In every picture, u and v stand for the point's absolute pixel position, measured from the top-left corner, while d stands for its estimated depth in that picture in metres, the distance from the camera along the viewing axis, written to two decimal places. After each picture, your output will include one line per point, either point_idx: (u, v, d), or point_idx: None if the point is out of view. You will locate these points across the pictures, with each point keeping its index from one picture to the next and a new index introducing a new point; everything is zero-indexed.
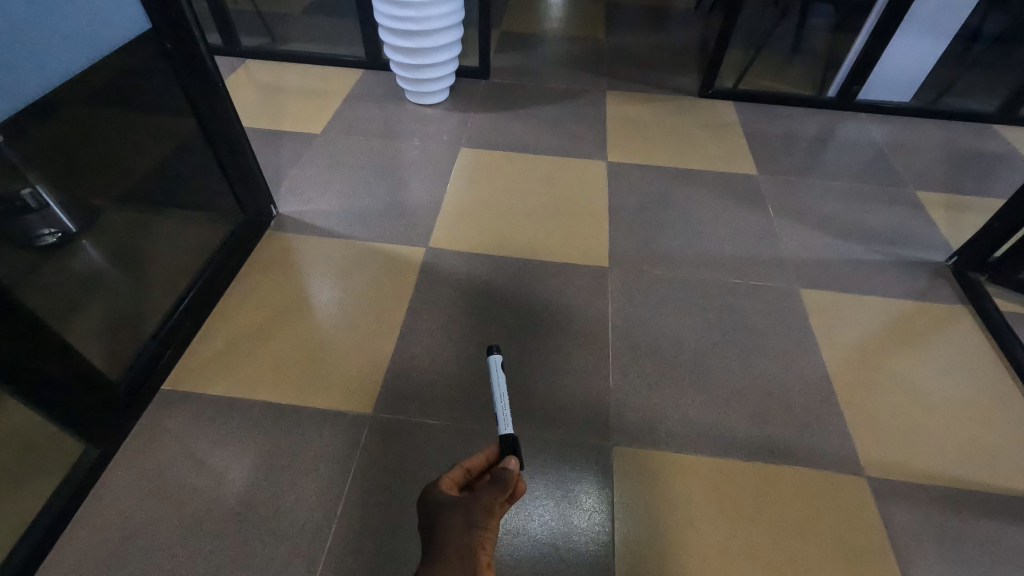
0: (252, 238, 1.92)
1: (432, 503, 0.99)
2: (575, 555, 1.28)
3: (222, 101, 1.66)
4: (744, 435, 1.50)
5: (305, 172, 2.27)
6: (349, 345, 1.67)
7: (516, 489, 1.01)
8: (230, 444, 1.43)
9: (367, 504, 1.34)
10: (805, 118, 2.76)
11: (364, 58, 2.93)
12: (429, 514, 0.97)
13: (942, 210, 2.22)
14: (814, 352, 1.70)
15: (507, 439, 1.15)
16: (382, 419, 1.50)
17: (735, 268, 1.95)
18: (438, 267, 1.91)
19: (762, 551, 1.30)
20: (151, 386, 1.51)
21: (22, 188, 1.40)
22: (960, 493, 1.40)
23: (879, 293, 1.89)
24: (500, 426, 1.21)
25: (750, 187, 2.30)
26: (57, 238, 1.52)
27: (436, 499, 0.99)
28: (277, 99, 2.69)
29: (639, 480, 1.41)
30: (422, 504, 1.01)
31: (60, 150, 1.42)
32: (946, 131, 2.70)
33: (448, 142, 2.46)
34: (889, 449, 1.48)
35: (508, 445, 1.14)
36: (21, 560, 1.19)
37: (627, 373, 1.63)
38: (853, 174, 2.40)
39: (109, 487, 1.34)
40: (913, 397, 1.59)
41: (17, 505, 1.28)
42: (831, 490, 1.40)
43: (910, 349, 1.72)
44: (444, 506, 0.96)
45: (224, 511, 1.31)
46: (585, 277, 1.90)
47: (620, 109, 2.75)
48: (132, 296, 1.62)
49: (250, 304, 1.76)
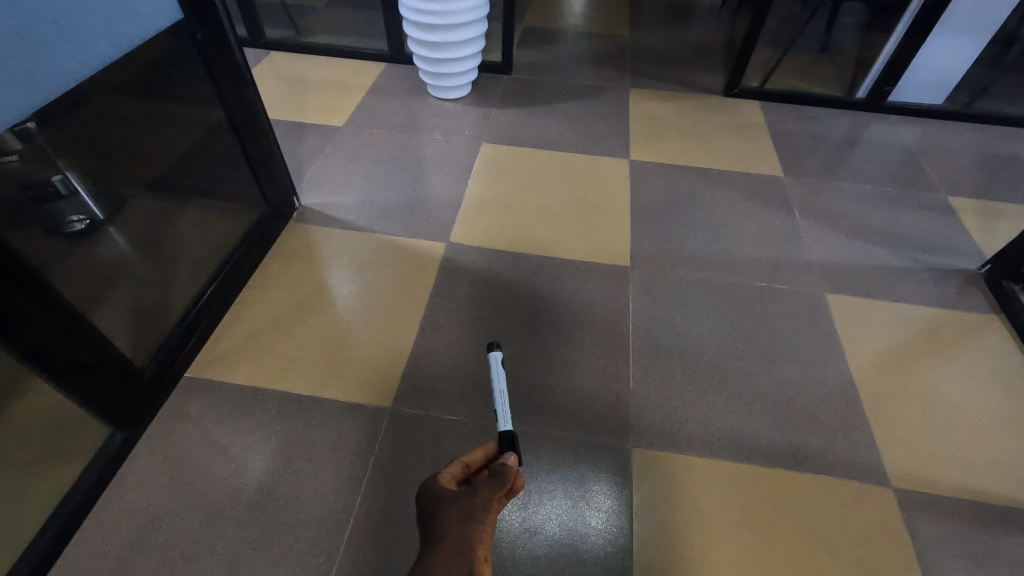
0: (274, 229, 1.94)
1: (428, 496, 0.98)
2: (593, 556, 1.27)
3: (249, 92, 1.67)
4: (767, 441, 1.47)
5: (327, 164, 2.27)
6: (370, 338, 1.67)
7: (515, 484, 1.02)
8: (250, 433, 1.44)
9: (386, 497, 1.34)
10: (833, 119, 2.71)
11: (387, 51, 2.93)
12: (427, 506, 0.96)
13: (974, 217, 2.17)
14: (839, 359, 1.67)
15: (506, 434, 1.14)
16: (401, 413, 1.50)
17: (759, 270, 1.92)
18: (458, 262, 1.90)
19: (783, 559, 1.28)
20: (175, 372, 1.53)
21: (53, 175, 1.30)
22: (990, 508, 1.36)
23: (907, 300, 1.84)
24: (499, 422, 1.21)
25: (775, 188, 2.27)
26: (84, 225, 1.45)
27: (433, 490, 0.98)
28: (301, 91, 2.70)
29: (659, 483, 1.39)
30: (420, 498, 0.99)
31: (95, 135, 1.35)
32: (979, 135, 2.63)
33: (470, 137, 2.46)
34: (916, 460, 1.45)
35: (507, 439, 1.13)
36: (50, 537, 1.21)
37: (648, 373, 1.61)
38: (881, 177, 2.34)
39: (133, 472, 1.36)
40: (942, 407, 1.56)
41: (41, 487, 1.29)
42: (856, 498, 1.37)
43: (940, 358, 1.68)
44: (440, 499, 0.96)
45: (245, 499, 1.32)
46: (606, 275, 1.88)
47: (643, 107, 2.73)
48: (158, 281, 1.62)
49: (272, 295, 1.77)
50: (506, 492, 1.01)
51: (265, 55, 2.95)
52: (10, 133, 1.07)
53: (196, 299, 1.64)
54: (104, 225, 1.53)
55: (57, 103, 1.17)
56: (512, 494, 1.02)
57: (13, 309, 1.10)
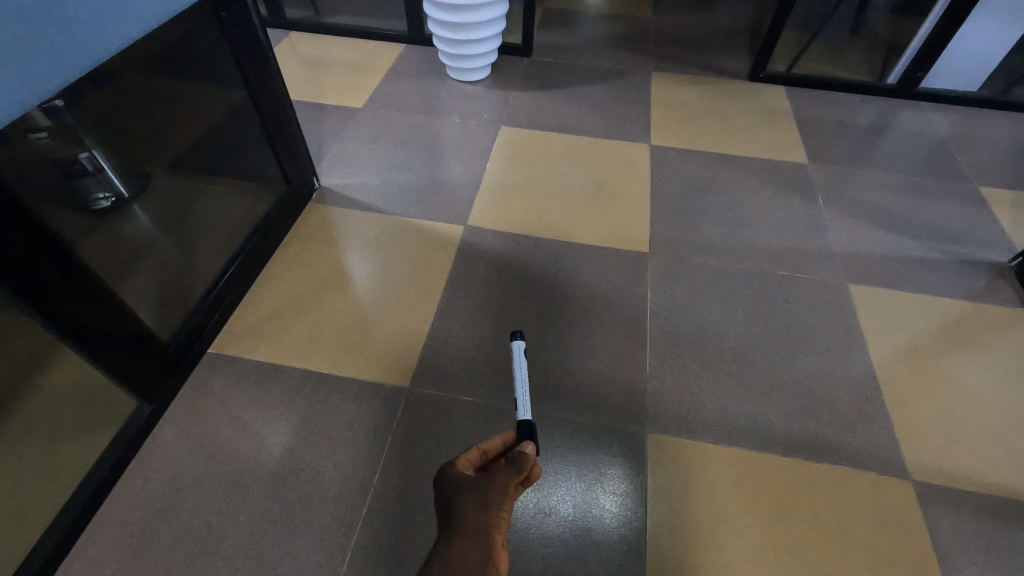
0: (295, 209, 1.96)
1: (447, 483, 0.99)
2: (606, 538, 1.29)
3: (270, 70, 1.69)
4: (784, 430, 1.47)
5: (346, 145, 2.28)
6: (388, 318, 1.68)
7: (530, 474, 1.02)
8: (271, 409, 1.47)
9: (403, 475, 1.37)
10: (861, 106, 2.64)
11: (406, 32, 2.90)
12: (446, 493, 0.97)
13: (1006, 208, 2.10)
14: (860, 350, 1.64)
15: (524, 425, 1.16)
16: (418, 393, 1.51)
17: (781, 259, 1.89)
18: (476, 245, 1.90)
19: (797, 548, 1.28)
20: (198, 348, 1.56)
21: (81, 152, 1.31)
22: (1012, 504, 1.34)
23: (933, 292, 1.81)
24: (518, 412, 1.24)
25: (800, 176, 2.22)
26: (111, 203, 1.49)
27: (450, 479, 0.99)
28: (320, 72, 2.70)
29: (674, 470, 1.39)
30: (439, 486, 1.00)
31: (119, 112, 1.35)
32: (1015, 123, 2.54)
33: (489, 120, 2.44)
34: (936, 453, 1.43)
35: (524, 431, 1.15)
36: (82, 500, 1.25)
37: (665, 360, 1.61)
38: (910, 166, 2.28)
39: (159, 443, 1.40)
40: (966, 401, 1.53)
41: (71, 455, 1.34)
42: (873, 490, 1.36)
43: (965, 352, 1.64)
44: (460, 486, 0.96)
45: (266, 473, 1.36)
46: (625, 261, 1.87)
47: (665, 92, 2.68)
48: (181, 259, 1.65)
49: (292, 274, 1.79)
50: (523, 481, 1.02)
51: (284, 35, 2.94)
52: (38, 110, 1.07)
53: (218, 275, 1.66)
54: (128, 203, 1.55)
55: (84, 83, 1.17)
56: (528, 483, 1.02)
57: (46, 281, 1.14)
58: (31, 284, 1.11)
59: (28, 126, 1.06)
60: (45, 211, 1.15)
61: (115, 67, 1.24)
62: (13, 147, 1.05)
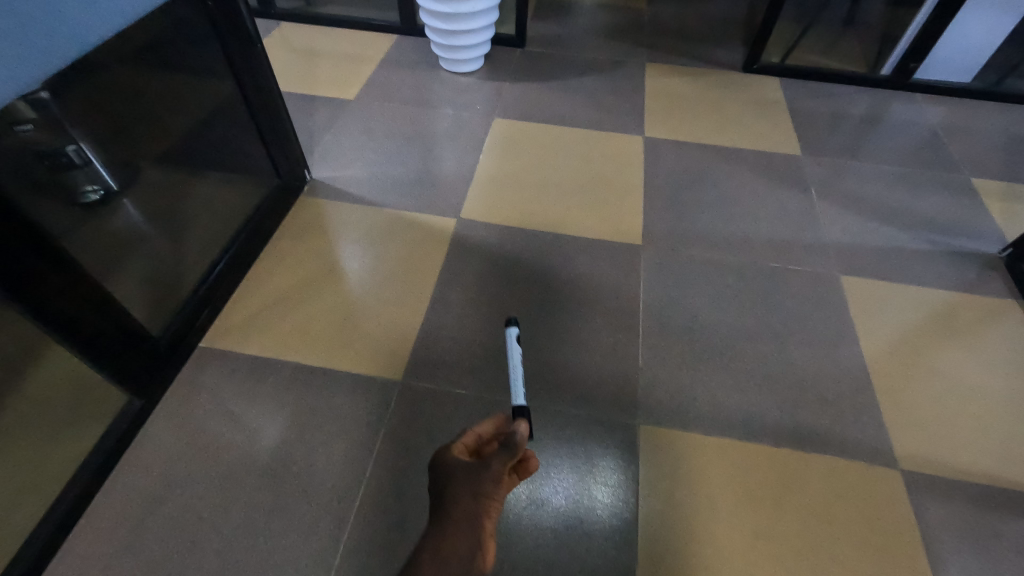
0: (286, 202, 1.95)
1: (440, 467, 0.98)
2: (598, 529, 1.30)
3: (259, 64, 1.68)
4: (775, 421, 1.47)
5: (338, 137, 2.26)
6: (380, 312, 1.68)
7: (526, 463, 1.01)
8: (263, 403, 1.47)
9: (395, 468, 1.37)
10: (855, 96, 2.63)
11: (398, 23, 2.87)
12: (438, 479, 0.96)
13: (996, 200, 2.11)
14: (851, 342, 1.65)
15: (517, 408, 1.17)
16: (411, 386, 1.51)
17: (773, 251, 1.90)
18: (468, 237, 1.89)
19: (787, 536, 1.29)
20: (190, 341, 1.56)
21: (68, 144, 1.26)
22: (998, 492, 1.36)
23: (924, 283, 1.81)
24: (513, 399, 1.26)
25: (793, 168, 2.22)
26: (99, 196, 1.41)
27: (444, 463, 0.98)
28: (311, 63, 2.67)
29: (666, 461, 1.40)
30: (432, 469, 1.00)
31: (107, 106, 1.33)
32: (1007, 114, 2.54)
33: (482, 112, 2.42)
34: (924, 442, 1.44)
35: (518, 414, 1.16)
36: (76, 491, 1.26)
37: (657, 351, 1.61)
38: (903, 157, 2.29)
39: (151, 438, 1.39)
40: (954, 391, 1.54)
41: (60, 450, 1.33)
42: (863, 480, 1.38)
43: (955, 342, 1.65)
44: (452, 473, 0.95)
45: (258, 466, 1.36)
46: (618, 253, 1.87)
47: (659, 83, 2.66)
48: (172, 253, 1.65)
49: (283, 267, 1.78)
50: (516, 467, 1.01)
51: (274, 26, 2.91)
52: (23, 101, 1.07)
53: (210, 268, 1.66)
54: (117, 195, 1.50)
55: (68, 74, 1.16)
56: (523, 471, 1.03)
57: (31, 275, 1.12)
58: (19, 278, 1.10)
59: (14, 118, 1.06)
60: (31, 204, 1.14)
61: (98, 59, 1.23)
62: (2, 139, 1.05)
